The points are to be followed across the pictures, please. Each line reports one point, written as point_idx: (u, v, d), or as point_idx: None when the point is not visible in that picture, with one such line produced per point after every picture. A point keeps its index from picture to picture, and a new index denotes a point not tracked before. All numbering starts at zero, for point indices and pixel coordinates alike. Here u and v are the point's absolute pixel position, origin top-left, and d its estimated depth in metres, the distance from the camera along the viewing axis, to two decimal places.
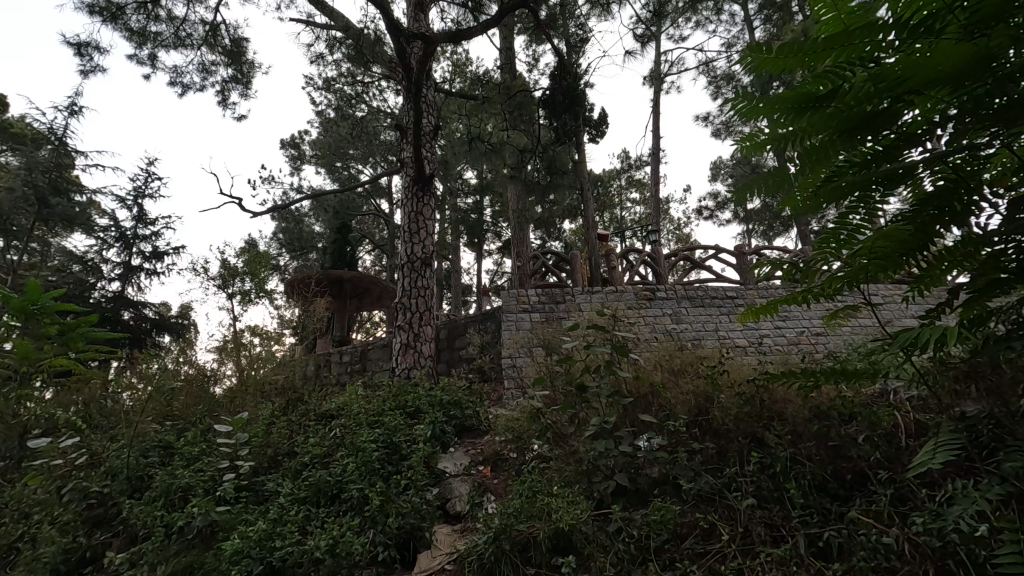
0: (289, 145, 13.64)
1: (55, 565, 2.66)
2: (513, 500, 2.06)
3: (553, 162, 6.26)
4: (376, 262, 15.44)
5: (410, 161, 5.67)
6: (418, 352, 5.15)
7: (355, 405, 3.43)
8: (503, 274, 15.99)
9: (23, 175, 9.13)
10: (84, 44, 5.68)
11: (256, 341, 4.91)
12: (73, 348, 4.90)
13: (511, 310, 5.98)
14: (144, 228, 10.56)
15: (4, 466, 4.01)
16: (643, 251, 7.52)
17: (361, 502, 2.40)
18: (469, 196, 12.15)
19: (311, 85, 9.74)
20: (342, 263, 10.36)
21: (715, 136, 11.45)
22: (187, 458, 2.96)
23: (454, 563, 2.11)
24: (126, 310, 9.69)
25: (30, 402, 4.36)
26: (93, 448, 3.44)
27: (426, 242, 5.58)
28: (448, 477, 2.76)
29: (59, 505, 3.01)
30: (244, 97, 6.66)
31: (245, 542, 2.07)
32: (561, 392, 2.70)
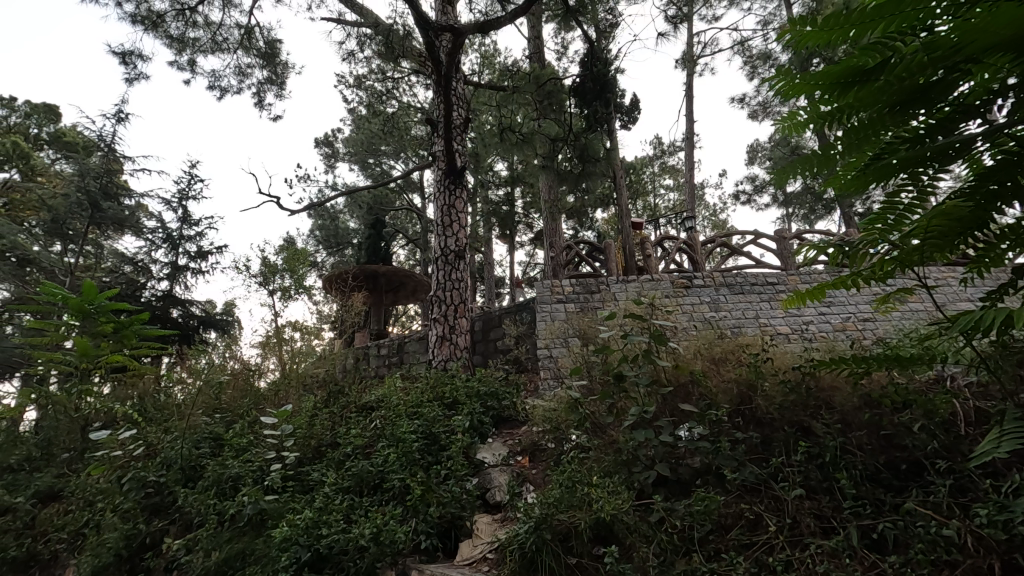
0: (323, 143, 13.89)
1: (117, 550, 2.82)
2: (553, 489, 2.06)
3: (586, 150, 6.07)
4: (409, 256, 15.62)
5: (441, 154, 5.70)
6: (454, 344, 5.19)
7: (394, 397, 3.49)
8: (536, 265, 15.98)
9: (77, 182, 9.60)
10: (128, 52, 5.90)
11: (296, 336, 5.06)
12: (128, 345, 5.16)
13: (545, 301, 5.97)
14: (189, 229, 10.97)
15: (70, 457, 4.26)
16: (679, 238, 7.38)
17: (402, 492, 2.44)
18: (500, 188, 12.14)
19: (343, 83, 9.89)
20: (377, 258, 10.53)
21: (752, 118, 11.09)
22: (236, 449, 3.07)
23: (496, 551, 2.12)
24: (175, 308, 10.13)
25: (90, 397, 4.63)
26: (149, 439, 3.61)
27: (459, 235, 5.60)
28: (487, 467, 2.77)
29: (120, 494, 3.18)
30: (279, 97, 6.81)
31: (293, 530, 2.13)
32: (599, 382, 2.67)
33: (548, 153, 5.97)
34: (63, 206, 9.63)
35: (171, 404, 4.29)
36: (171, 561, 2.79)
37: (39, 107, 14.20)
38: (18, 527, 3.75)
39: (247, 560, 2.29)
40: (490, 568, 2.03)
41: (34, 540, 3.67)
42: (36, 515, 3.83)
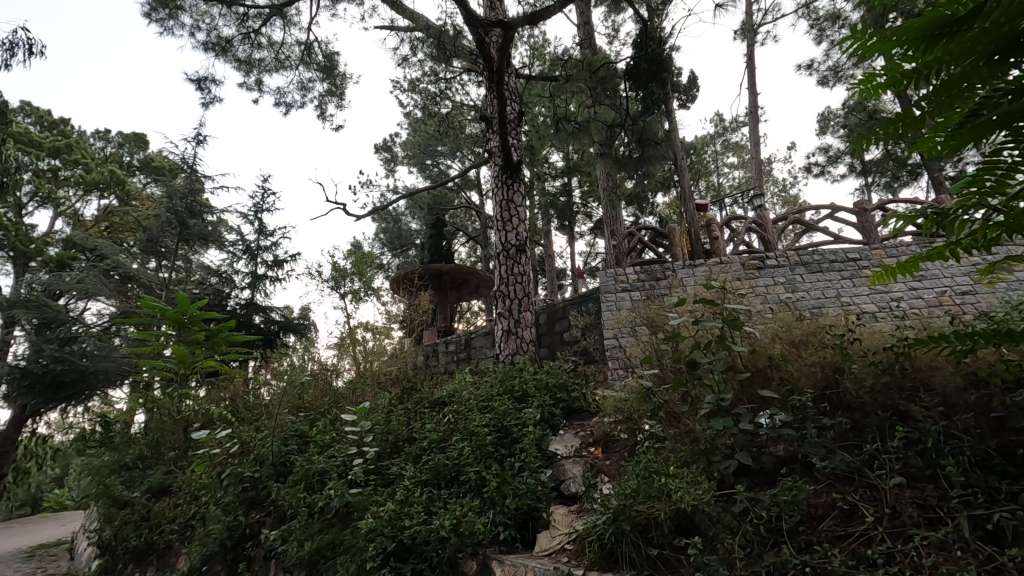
0: (382, 149, 14.33)
1: (222, 540, 3.07)
2: (629, 480, 2.02)
3: (644, 134, 5.88)
4: (471, 253, 15.86)
5: (497, 150, 5.74)
6: (520, 338, 5.22)
7: (465, 392, 3.56)
8: (597, 254, 15.81)
9: (166, 203, 10.42)
10: (203, 78, 6.33)
11: (368, 336, 5.26)
12: (218, 351, 5.57)
13: (610, 291, 5.89)
14: (265, 240, 11.65)
15: (176, 455, 4.65)
16: (747, 217, 7.06)
17: (478, 484, 2.48)
18: (557, 179, 12.08)
19: (398, 88, 10.14)
20: (439, 257, 10.76)
21: (821, 85, 10.37)
22: (321, 445, 3.25)
23: (574, 543, 2.12)
24: (257, 315, 10.81)
25: (190, 400, 5.02)
26: (242, 437, 3.89)
27: (519, 229, 5.62)
28: (560, 459, 2.77)
29: (220, 488, 3.44)
30: (340, 108, 7.07)
31: (378, 521, 2.22)
32: (671, 370, 2.61)
33: (605, 140, 5.88)
34: (155, 226, 10.50)
35: (259, 404, 4.59)
36: (269, 551, 3.00)
37: (129, 137, 15.53)
38: (137, 519, 4.16)
39: (336, 550, 2.44)
40: (569, 558, 2.03)
41: (151, 531, 4.06)
42: (150, 508, 4.22)
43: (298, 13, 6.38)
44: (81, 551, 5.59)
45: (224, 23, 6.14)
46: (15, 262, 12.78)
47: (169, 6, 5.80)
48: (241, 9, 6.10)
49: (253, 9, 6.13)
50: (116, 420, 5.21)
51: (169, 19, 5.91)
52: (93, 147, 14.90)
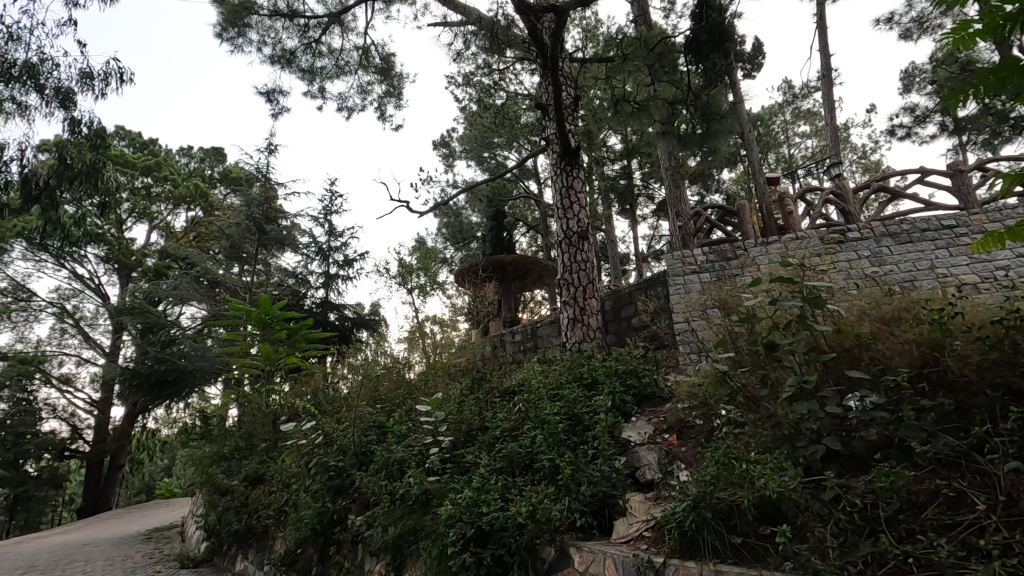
0: (440, 145, 14.56)
1: (313, 524, 3.28)
2: (709, 467, 1.97)
3: (709, 108, 5.64)
4: (531, 243, 15.89)
5: (554, 137, 5.69)
6: (586, 326, 5.18)
7: (533, 381, 3.58)
8: (660, 237, 15.41)
9: (245, 211, 11.12)
10: (272, 91, 6.67)
11: (436, 329, 5.40)
12: (299, 348, 5.91)
13: (677, 274, 5.71)
14: (335, 241, 12.18)
15: (267, 446, 4.99)
16: (824, 188, 6.63)
17: (552, 471, 2.49)
18: (616, 163, 11.84)
19: (453, 84, 10.21)
20: (501, 248, 10.87)
21: (903, 39, 9.52)
22: (398, 435, 3.38)
23: (653, 530, 2.09)
24: (332, 312, 11.35)
25: (277, 395, 5.36)
26: (325, 429, 4.10)
27: (580, 216, 5.56)
28: (634, 445, 2.72)
29: (309, 477, 3.66)
30: (398, 108, 7.25)
31: (456, 508, 2.29)
32: (748, 352, 2.50)
33: (667, 117, 5.64)
34: (237, 234, 11.24)
35: (338, 397, 4.81)
36: (357, 535, 3.16)
37: (209, 152, 16.64)
38: (237, 505, 4.52)
39: (418, 535, 2.55)
40: (649, 546, 2.00)
41: (251, 515, 4.40)
42: (248, 494, 4.57)
43: (355, 19, 6.59)
44: (190, 534, 6.14)
45: (287, 36, 6.43)
46: (120, 273, 14.10)
47: (238, 24, 6.12)
48: (302, 21, 6.38)
49: (313, 20, 6.39)
50: (212, 415, 5.66)
51: (238, 37, 6.24)
52: (179, 163, 16.11)
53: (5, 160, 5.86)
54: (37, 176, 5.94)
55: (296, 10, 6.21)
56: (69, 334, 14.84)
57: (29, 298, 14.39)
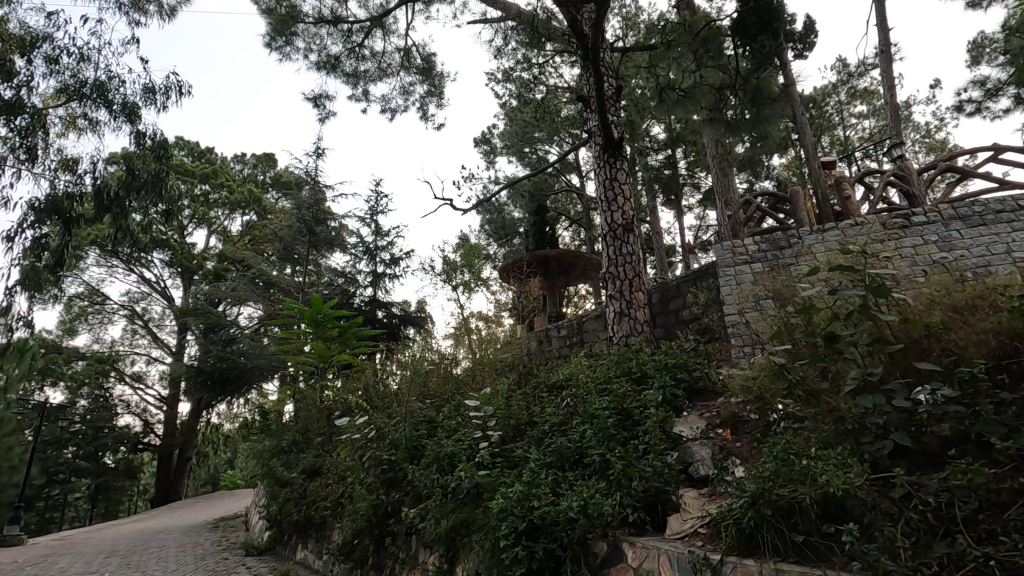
0: (481, 142, 14.63)
1: (369, 516, 3.37)
2: (767, 463, 1.90)
3: (759, 92, 5.43)
4: (574, 237, 15.80)
5: (597, 129, 5.62)
6: (633, 319, 5.11)
7: (581, 376, 3.55)
8: (707, 227, 15.02)
9: (297, 214, 11.54)
10: (319, 96, 6.87)
11: (482, 325, 5.44)
12: (350, 345, 6.12)
13: (728, 264, 5.53)
14: (382, 240, 12.46)
15: (322, 440, 5.16)
16: (886, 171, 6.29)
17: (603, 467, 2.47)
18: (660, 153, 11.59)
19: (493, 80, 10.24)
20: (544, 243, 10.85)
21: (972, 7, 8.89)
22: (448, 430, 3.44)
23: (708, 526, 2.05)
24: (380, 310, 11.64)
25: (331, 390, 5.54)
26: (377, 424, 4.20)
27: (625, 208, 5.48)
28: (687, 440, 2.66)
29: (363, 470, 3.77)
30: (440, 107, 7.34)
31: (508, 501, 2.29)
32: (806, 344, 2.41)
33: (714, 104, 5.56)
34: (289, 236, 11.67)
35: (388, 392, 4.93)
36: (411, 527, 3.24)
37: (261, 158, 17.34)
38: (296, 497, 4.72)
39: (470, 528, 2.59)
40: (705, 542, 1.96)
41: (310, 506, 4.58)
42: (306, 487, 4.76)
43: (396, 21, 6.70)
44: (253, 524, 6.43)
45: (331, 42, 6.60)
46: (183, 277, 14.90)
47: (285, 33, 6.33)
48: (345, 26, 6.53)
49: (355, 25, 6.54)
50: (270, 410, 5.91)
51: (286, 46, 6.47)
52: (234, 170, 16.85)
53: (80, 172, 6.29)
54: (108, 187, 6.34)
55: (339, 16, 6.36)
56: (139, 335, 15.81)
57: (103, 301, 15.41)
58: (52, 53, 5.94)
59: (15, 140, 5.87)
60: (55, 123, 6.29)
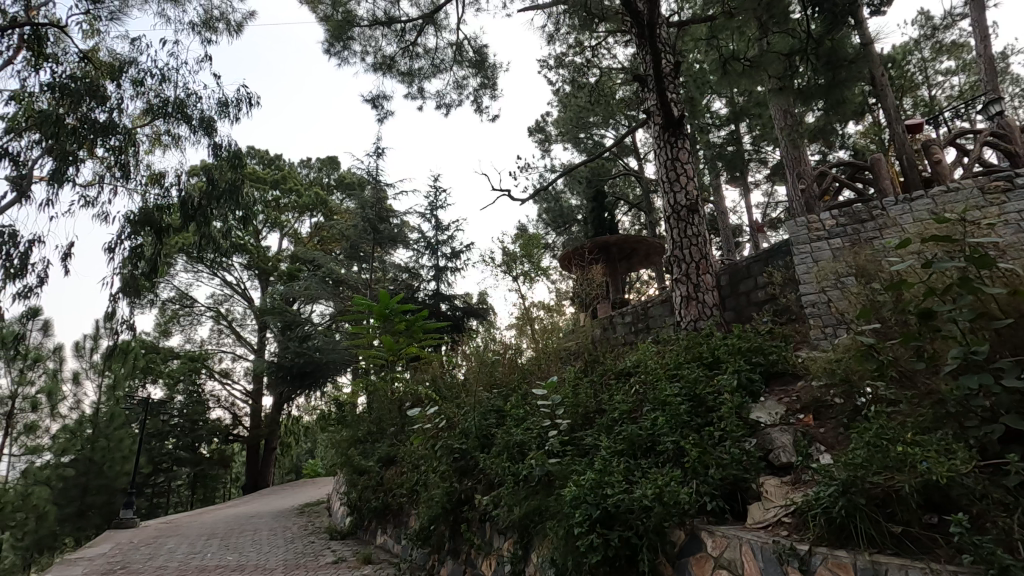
0: (535, 131, 14.55)
1: (443, 503, 3.48)
2: (857, 449, 1.79)
3: (835, 55, 5.05)
4: (634, 222, 15.45)
5: (656, 108, 5.44)
6: (702, 303, 4.94)
7: (650, 362, 3.47)
8: (777, 204, 14.26)
9: (362, 213, 11.96)
10: (376, 97, 7.05)
11: (545, 314, 5.44)
12: (417, 338, 6.35)
13: (803, 241, 5.21)
14: (442, 235, 12.70)
15: (396, 430, 5.35)
16: (981, 130, 5.72)
17: (677, 454, 2.41)
18: (722, 129, 11.10)
19: (546, 67, 10.13)
20: (603, 229, 10.69)
21: None
22: (517, 419, 3.47)
23: (793, 516, 1.97)
24: (443, 303, 11.88)
25: (401, 382, 5.73)
26: (446, 413, 4.31)
27: (688, 187, 5.29)
28: (765, 427, 2.54)
29: (436, 458, 3.87)
30: (494, 98, 7.35)
31: (580, 489, 2.28)
32: (896, 322, 2.25)
33: (784, 71, 5.09)
34: (355, 235, 12.12)
35: (456, 382, 5.03)
36: (484, 514, 3.31)
37: (325, 162, 18.08)
38: (374, 485, 4.95)
39: (543, 515, 2.61)
40: (791, 532, 1.88)
41: (387, 494, 4.78)
42: (383, 475, 4.97)
43: (447, 16, 6.75)
44: (335, 510, 6.78)
45: (386, 43, 6.75)
46: (260, 278, 15.81)
47: (342, 38, 6.55)
48: (399, 27, 6.66)
49: (408, 24, 6.65)
50: (346, 402, 6.19)
51: (344, 50, 6.68)
52: (301, 175, 17.67)
53: (166, 186, 6.81)
54: (191, 199, 6.83)
55: (393, 16, 6.50)
56: (224, 334, 16.96)
57: (192, 304, 16.62)
58: (138, 77, 6.43)
59: (111, 159, 6.44)
60: (142, 141, 6.81)
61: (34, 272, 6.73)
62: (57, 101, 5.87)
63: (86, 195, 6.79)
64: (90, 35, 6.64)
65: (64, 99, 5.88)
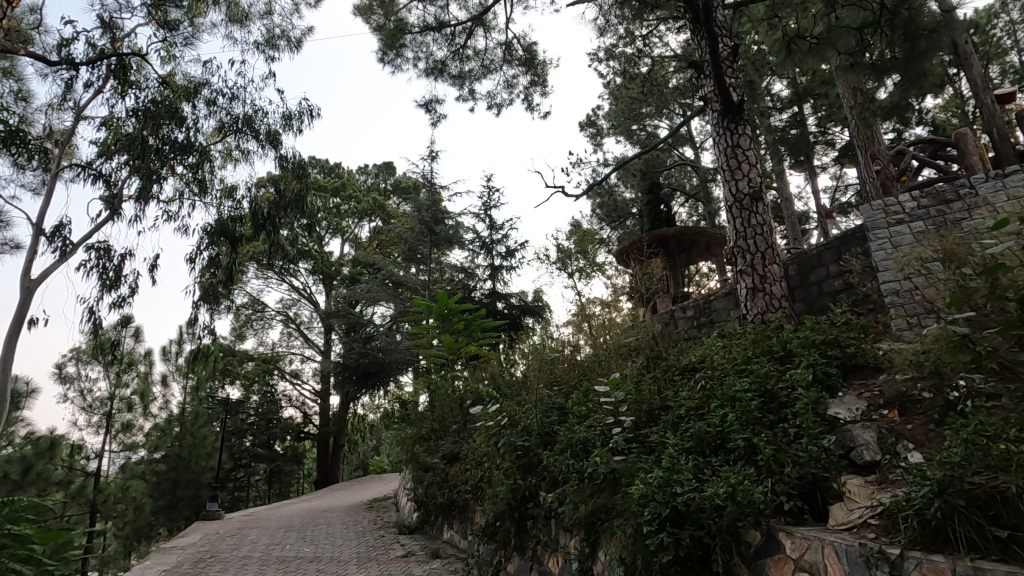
0: (587, 125, 14.41)
1: (509, 499, 3.52)
2: (954, 449, 1.67)
3: (912, 25, 4.69)
4: (692, 213, 15.02)
5: (714, 94, 5.25)
6: (770, 295, 4.73)
7: (716, 357, 3.36)
8: (847, 187, 13.47)
9: (419, 216, 12.33)
10: (430, 101, 7.19)
11: (603, 311, 5.39)
12: (475, 337, 6.44)
13: (879, 226, 4.84)
14: (497, 234, 12.80)
15: (457, 427, 5.44)
16: None
17: (750, 452, 2.33)
18: (784, 112, 10.59)
19: (596, 60, 9.99)
20: (660, 222, 10.45)
21: None
22: (579, 416, 3.45)
23: (881, 517, 1.86)
24: (500, 301, 11.98)
25: (461, 381, 5.82)
26: (507, 410, 4.35)
27: (751, 175, 5.08)
28: (845, 423, 2.39)
29: (499, 455, 3.91)
30: (545, 95, 7.31)
31: (648, 487, 2.24)
32: (992, 311, 2.09)
33: (855, 47, 4.82)
34: (412, 237, 12.44)
35: (516, 380, 5.06)
36: (550, 510, 3.33)
37: (382, 168, 18.63)
38: (440, 480, 5.08)
39: (610, 513, 2.59)
40: (879, 535, 1.78)
41: (453, 489, 4.88)
42: (447, 471, 5.08)
43: (496, 17, 6.78)
44: (402, 505, 6.99)
45: (437, 48, 6.88)
46: (325, 282, 16.48)
47: (395, 46, 6.73)
48: (449, 31, 6.77)
49: (458, 27, 6.74)
50: (409, 401, 6.37)
51: (397, 58, 6.85)
52: (360, 181, 18.29)
53: (238, 198, 7.25)
54: (261, 209, 7.20)
55: (443, 20, 6.62)
56: (294, 337, 17.82)
57: (264, 309, 17.54)
58: (211, 97, 6.86)
59: (190, 175, 6.91)
60: (216, 156, 7.25)
61: (126, 282, 7.32)
62: (141, 124, 6.34)
63: (169, 210, 7.32)
64: (167, 61, 7.13)
65: (147, 122, 6.35)
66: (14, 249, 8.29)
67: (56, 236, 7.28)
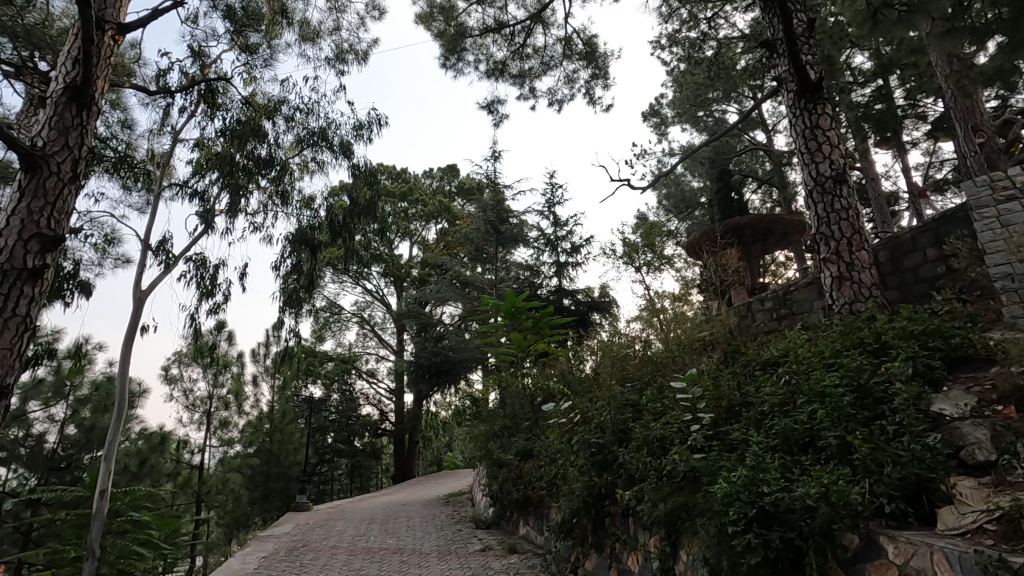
0: (650, 115, 14.10)
1: (584, 496, 3.51)
2: None
3: None
4: (765, 199, 14.33)
5: (790, 73, 4.96)
6: (858, 284, 4.43)
7: (801, 350, 3.19)
8: (942, 162, 12.34)
9: (483, 217, 12.69)
10: (492, 102, 7.28)
11: (674, 304, 5.25)
12: (543, 335, 6.46)
13: (985, 204, 4.41)
14: (561, 231, 12.77)
15: (528, 424, 5.49)
16: None
17: (843, 450, 2.20)
18: (867, 86, 9.85)
19: (658, 48, 9.73)
20: (731, 210, 10.06)
21: None
22: (655, 413, 3.39)
23: (999, 523, 1.71)
24: (567, 298, 11.98)
25: (532, 378, 5.86)
26: (578, 407, 4.35)
27: (833, 156, 4.78)
28: (953, 420, 2.21)
29: (573, 453, 3.91)
30: (607, 88, 7.22)
31: (733, 486, 2.16)
32: None
33: (951, 11, 4.43)
34: (478, 237, 12.69)
35: (586, 376, 5.03)
36: (627, 508, 3.29)
37: (445, 170, 19.05)
38: (515, 476, 5.15)
39: (692, 512, 2.52)
40: (998, 541, 1.64)
41: (527, 485, 4.94)
42: (521, 468, 5.14)
43: (554, 13, 6.76)
44: (478, 500, 7.12)
45: (496, 48, 6.94)
46: (395, 284, 17.09)
47: (456, 51, 6.85)
48: (508, 31, 6.81)
49: (517, 26, 6.77)
50: (482, 398, 6.50)
51: (459, 62, 6.98)
52: (425, 184, 18.81)
53: (316, 208, 7.65)
54: (337, 216, 7.57)
55: (502, 21, 6.67)
56: (369, 337, 18.58)
57: (340, 311, 18.42)
58: (289, 113, 7.29)
59: (272, 188, 7.39)
60: (295, 168, 7.68)
61: (221, 290, 7.93)
62: (229, 143, 6.86)
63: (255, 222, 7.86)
64: (249, 82, 7.63)
65: (234, 141, 6.86)
66: (125, 263, 9.16)
67: (161, 250, 7.99)
